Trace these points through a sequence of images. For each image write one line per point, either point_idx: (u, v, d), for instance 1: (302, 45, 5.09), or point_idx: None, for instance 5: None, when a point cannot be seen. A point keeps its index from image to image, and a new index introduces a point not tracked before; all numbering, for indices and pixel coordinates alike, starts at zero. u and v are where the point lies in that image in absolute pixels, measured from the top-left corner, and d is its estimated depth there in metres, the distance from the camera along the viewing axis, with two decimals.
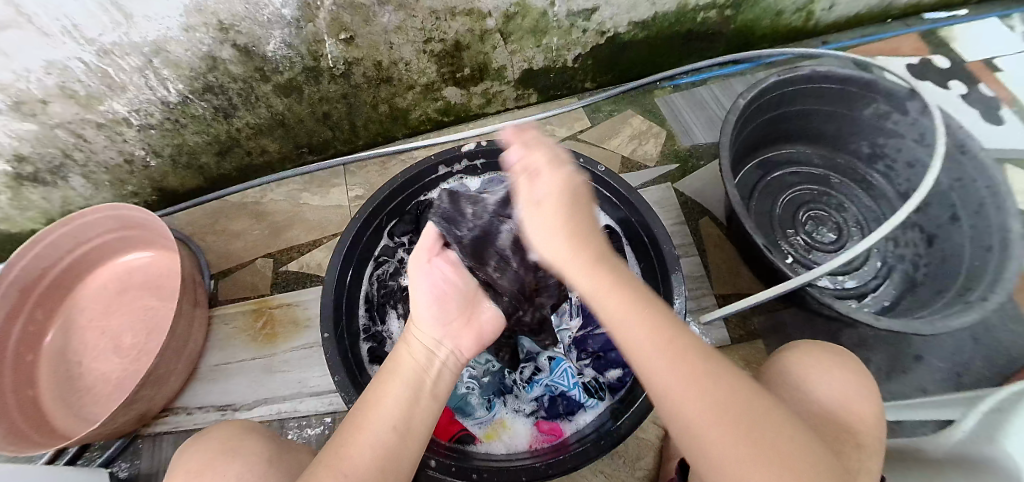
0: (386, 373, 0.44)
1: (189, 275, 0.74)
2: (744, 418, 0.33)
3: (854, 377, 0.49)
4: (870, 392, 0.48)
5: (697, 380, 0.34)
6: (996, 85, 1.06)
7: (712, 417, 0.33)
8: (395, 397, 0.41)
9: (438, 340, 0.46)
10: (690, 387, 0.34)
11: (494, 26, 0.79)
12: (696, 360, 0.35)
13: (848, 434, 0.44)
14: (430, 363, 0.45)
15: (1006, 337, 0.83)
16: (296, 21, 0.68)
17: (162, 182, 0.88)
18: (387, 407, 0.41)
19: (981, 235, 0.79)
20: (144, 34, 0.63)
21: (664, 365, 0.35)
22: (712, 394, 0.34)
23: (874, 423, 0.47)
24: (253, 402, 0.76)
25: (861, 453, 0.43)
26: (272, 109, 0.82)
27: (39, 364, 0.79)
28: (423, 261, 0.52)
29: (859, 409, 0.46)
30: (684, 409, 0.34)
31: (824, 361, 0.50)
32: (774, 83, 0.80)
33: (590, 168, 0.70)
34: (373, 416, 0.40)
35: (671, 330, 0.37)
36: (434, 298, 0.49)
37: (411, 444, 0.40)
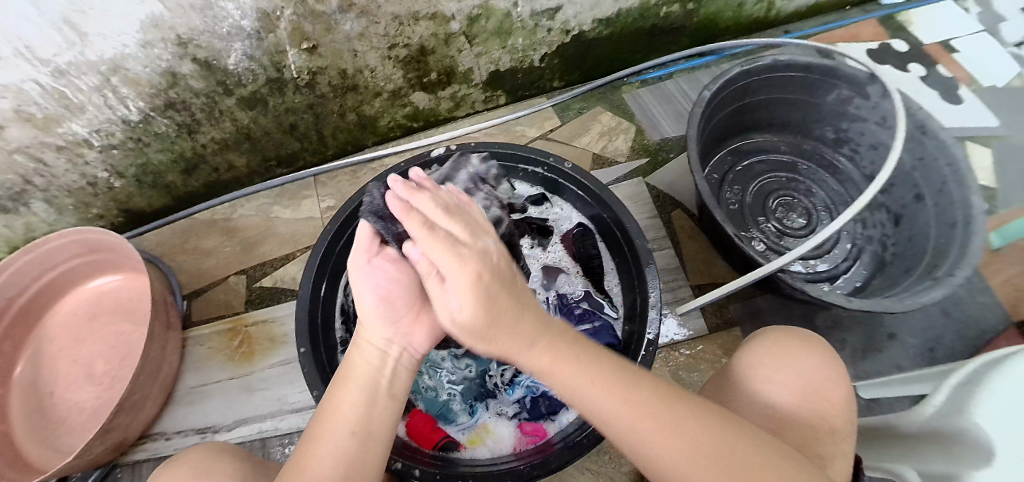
0: (340, 380, 0.45)
1: (161, 297, 0.73)
2: (728, 462, 0.35)
3: (821, 369, 0.48)
4: (838, 375, 0.48)
5: (672, 433, 0.36)
6: (953, 65, 1.10)
7: (692, 464, 0.35)
8: (352, 403, 0.42)
9: (390, 339, 0.46)
10: (667, 438, 0.36)
11: (457, 30, 0.78)
12: (661, 410, 0.37)
13: (823, 422, 0.45)
14: (383, 364, 0.45)
15: (974, 309, 0.86)
16: (257, 32, 0.67)
17: (128, 203, 0.86)
18: (344, 415, 0.42)
19: (945, 212, 0.81)
20: (101, 52, 0.61)
21: (629, 423, 0.37)
22: (690, 442, 0.36)
23: (842, 409, 0.47)
24: (233, 423, 0.75)
25: (832, 438, 0.45)
26: (236, 122, 0.80)
27: (10, 398, 0.77)
28: (362, 263, 0.48)
29: (816, 410, 0.46)
30: (665, 458, 0.36)
31: (773, 367, 0.48)
32: (738, 74, 0.81)
33: (559, 167, 0.70)
34: (331, 424, 0.41)
35: (628, 382, 0.39)
36: (381, 299, 0.47)
37: (372, 447, 0.41)
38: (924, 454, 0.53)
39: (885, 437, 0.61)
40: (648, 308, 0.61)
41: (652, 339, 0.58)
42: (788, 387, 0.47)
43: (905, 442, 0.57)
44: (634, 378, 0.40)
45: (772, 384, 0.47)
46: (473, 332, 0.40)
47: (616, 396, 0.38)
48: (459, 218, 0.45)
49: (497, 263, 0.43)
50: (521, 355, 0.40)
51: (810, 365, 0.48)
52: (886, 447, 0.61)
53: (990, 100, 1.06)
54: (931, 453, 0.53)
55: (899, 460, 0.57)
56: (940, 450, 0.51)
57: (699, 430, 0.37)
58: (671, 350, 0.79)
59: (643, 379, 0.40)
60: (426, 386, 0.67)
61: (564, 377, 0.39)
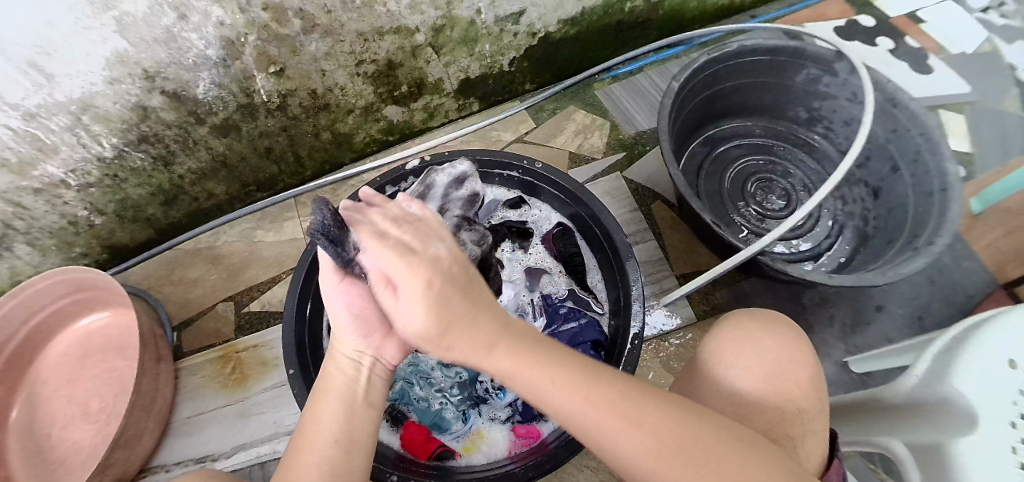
0: (318, 393, 0.45)
1: (149, 330, 0.73)
2: (682, 450, 0.35)
3: (780, 351, 0.48)
4: (801, 353, 0.49)
5: (628, 420, 0.37)
6: (920, 36, 1.11)
7: (649, 455, 0.36)
8: (331, 414, 0.42)
9: (360, 352, 0.46)
10: (626, 429, 0.36)
11: (424, 41, 0.79)
12: (615, 402, 0.38)
13: (787, 402, 0.46)
14: (359, 373, 0.45)
15: (959, 275, 0.87)
16: (223, 60, 0.67)
17: (111, 239, 0.86)
18: (325, 423, 0.42)
19: (922, 181, 0.82)
20: (69, 92, 0.61)
21: (584, 415, 0.38)
22: (643, 435, 0.36)
23: (808, 388, 0.47)
24: (231, 449, 0.75)
25: (801, 418, 0.46)
26: (212, 150, 0.80)
27: (7, 443, 0.77)
28: (331, 281, 0.46)
29: (784, 388, 0.47)
30: (621, 451, 0.36)
31: (737, 353, 0.49)
32: (706, 62, 0.81)
33: (529, 167, 0.70)
34: (313, 436, 0.41)
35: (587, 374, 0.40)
36: (354, 318, 0.46)
37: (357, 451, 0.41)
38: (907, 425, 0.54)
39: (869, 408, 0.62)
40: (631, 302, 0.62)
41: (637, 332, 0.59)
42: (749, 372, 0.48)
43: (895, 415, 0.57)
44: (594, 374, 0.40)
45: (732, 370, 0.49)
46: (428, 341, 0.38)
47: (574, 394, 0.38)
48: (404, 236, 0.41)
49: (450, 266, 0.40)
50: (452, 339, 0.38)
51: (772, 348, 0.49)
52: (869, 419, 0.61)
53: (960, 67, 1.07)
54: (913, 424, 0.53)
55: (883, 431, 0.58)
56: (926, 422, 0.52)
57: (648, 413, 0.37)
58: (660, 341, 0.79)
59: (601, 372, 0.40)
60: (417, 397, 0.67)
61: (528, 378, 0.39)
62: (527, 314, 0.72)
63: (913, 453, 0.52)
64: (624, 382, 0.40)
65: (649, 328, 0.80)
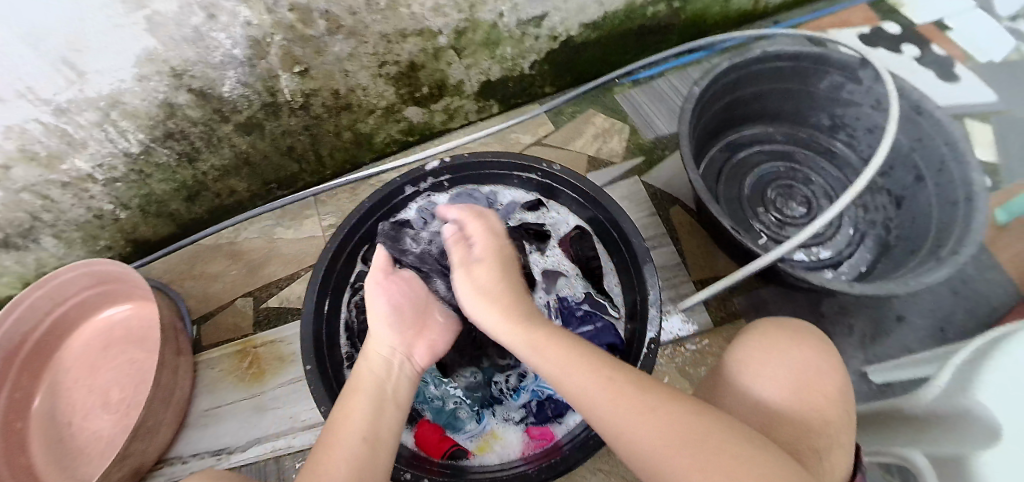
0: (349, 392, 0.48)
1: (170, 324, 0.74)
2: (689, 439, 0.36)
3: (813, 361, 0.48)
4: (828, 363, 0.48)
5: (638, 413, 0.38)
6: (948, 45, 1.09)
7: (656, 443, 0.36)
8: (362, 411, 0.45)
9: (390, 348, 0.52)
10: (634, 418, 0.38)
11: (446, 43, 0.79)
12: (638, 395, 0.40)
13: (815, 415, 0.45)
14: (388, 373, 0.50)
15: (985, 289, 0.85)
16: (248, 60, 0.68)
17: (135, 233, 0.88)
18: (355, 422, 0.44)
19: (947, 191, 0.80)
20: (99, 89, 0.63)
21: (605, 406, 0.40)
22: (655, 422, 0.37)
23: (834, 400, 0.46)
24: (247, 443, 0.76)
25: (829, 431, 0.44)
26: (235, 148, 0.82)
27: (30, 431, 0.78)
28: (376, 282, 0.56)
29: (810, 401, 0.46)
30: (633, 440, 0.37)
31: (764, 361, 0.49)
32: (728, 68, 0.81)
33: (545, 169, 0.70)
34: (344, 430, 0.43)
35: (612, 370, 0.42)
36: (392, 312, 0.55)
37: (382, 452, 0.43)
38: (928, 436, 0.54)
39: (890, 418, 0.62)
40: (648, 307, 0.61)
41: (654, 337, 0.59)
42: (777, 380, 0.47)
43: (915, 428, 0.56)
44: (618, 370, 0.43)
45: (761, 375, 0.48)
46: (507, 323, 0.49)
47: (598, 384, 0.41)
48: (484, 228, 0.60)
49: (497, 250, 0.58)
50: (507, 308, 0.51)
51: (800, 358, 0.48)
52: (890, 431, 0.61)
53: (988, 76, 1.05)
54: (934, 435, 0.53)
55: (904, 442, 0.57)
56: (945, 434, 0.51)
57: (661, 411, 0.38)
58: (676, 346, 0.79)
59: (631, 376, 0.42)
60: (433, 396, 0.68)
61: (562, 366, 0.44)
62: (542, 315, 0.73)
63: (931, 464, 0.51)
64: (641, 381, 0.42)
65: (665, 333, 0.79)
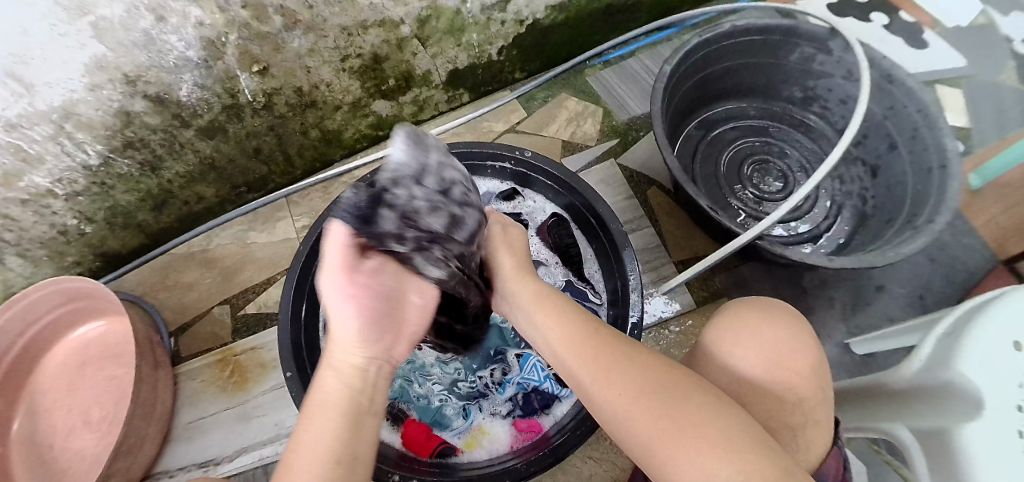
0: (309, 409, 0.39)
1: (145, 338, 0.72)
2: (660, 398, 0.37)
3: (785, 338, 0.48)
4: (804, 340, 0.48)
5: (612, 374, 0.40)
6: (915, 10, 1.09)
7: (624, 402, 0.38)
8: (331, 426, 0.37)
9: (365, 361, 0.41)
10: (607, 374, 0.40)
11: (409, 33, 0.77)
12: (627, 362, 0.41)
13: (788, 395, 0.46)
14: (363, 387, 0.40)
15: (959, 252, 0.86)
16: (204, 61, 0.65)
17: (103, 247, 0.85)
18: (321, 439, 0.36)
19: (920, 159, 0.81)
20: (49, 100, 0.60)
21: (576, 363, 0.43)
22: (628, 381, 0.39)
23: (809, 376, 0.46)
24: (233, 453, 0.75)
25: (803, 408, 0.45)
26: (199, 153, 0.79)
27: (10, 456, 0.76)
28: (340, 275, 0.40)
29: (783, 381, 0.46)
30: (604, 398, 0.40)
31: (731, 346, 0.49)
32: (698, 44, 0.80)
33: (516, 154, 0.69)
34: (306, 451, 0.36)
35: (592, 332, 0.44)
36: (366, 323, 0.41)
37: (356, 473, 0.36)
38: (912, 410, 0.54)
39: (873, 394, 0.62)
40: (629, 292, 0.61)
41: (636, 322, 0.58)
42: (750, 360, 0.47)
43: (900, 400, 0.56)
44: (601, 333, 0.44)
45: (731, 359, 0.48)
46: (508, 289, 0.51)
47: (574, 348, 0.43)
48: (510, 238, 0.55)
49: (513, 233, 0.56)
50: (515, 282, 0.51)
51: (770, 336, 0.48)
52: (873, 405, 0.61)
53: (956, 40, 1.05)
54: (918, 409, 0.53)
55: (889, 418, 0.57)
56: (929, 404, 0.51)
57: (635, 370, 0.40)
58: (660, 329, 0.79)
59: (608, 334, 0.44)
60: (418, 394, 0.67)
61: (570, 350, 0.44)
62: None
63: (918, 440, 0.51)
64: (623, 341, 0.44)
65: (648, 315, 0.79)
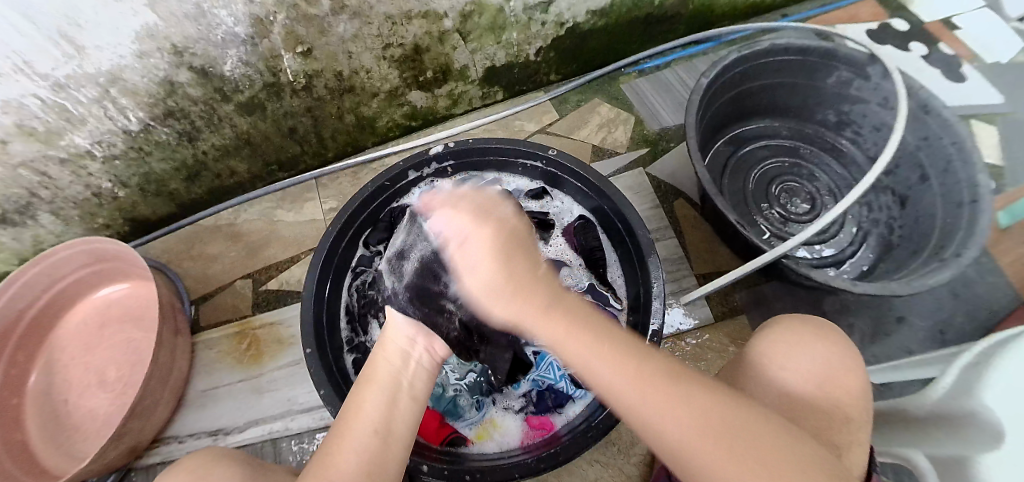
0: (363, 382, 0.45)
1: (168, 303, 0.73)
2: (725, 432, 0.33)
3: (835, 358, 0.48)
4: (853, 365, 0.48)
5: (668, 398, 0.35)
6: (956, 43, 1.08)
7: (697, 437, 0.33)
8: (374, 402, 0.42)
9: (412, 339, 0.48)
10: (668, 408, 0.34)
11: (451, 27, 0.78)
12: (663, 380, 0.36)
13: (837, 411, 0.46)
14: (404, 366, 0.46)
15: (984, 290, 0.85)
16: (250, 38, 0.67)
17: (134, 212, 0.87)
18: (367, 413, 0.41)
19: (951, 192, 0.80)
20: (98, 64, 0.62)
21: (627, 391, 0.35)
22: (702, 419, 0.34)
23: (857, 397, 0.47)
24: (244, 424, 0.76)
25: (849, 426, 0.45)
26: (236, 128, 0.81)
27: (26, 407, 0.78)
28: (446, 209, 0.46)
29: (834, 396, 0.46)
30: (665, 430, 0.34)
31: (800, 341, 0.49)
32: (736, 60, 0.80)
33: (541, 153, 0.70)
34: (355, 422, 0.41)
35: (638, 358, 0.37)
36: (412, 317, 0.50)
37: (393, 446, 0.40)
38: (931, 437, 0.54)
39: (892, 419, 0.62)
40: (652, 299, 0.61)
41: (656, 329, 0.58)
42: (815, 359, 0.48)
43: (920, 428, 0.56)
44: (644, 355, 0.38)
45: (783, 369, 0.48)
46: (492, 293, 0.41)
47: (625, 373, 0.36)
48: (473, 200, 0.47)
49: (513, 229, 0.45)
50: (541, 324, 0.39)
51: (823, 354, 0.48)
52: (893, 431, 0.61)
53: (994, 77, 1.04)
54: (936, 436, 0.53)
55: (906, 443, 0.58)
56: (948, 432, 0.51)
57: (697, 397, 0.35)
58: (676, 340, 0.79)
59: (676, 370, 0.37)
60: (434, 382, 0.67)
61: (608, 365, 0.36)
62: None
63: (936, 466, 0.51)
64: (672, 370, 0.37)
65: (666, 326, 0.80)
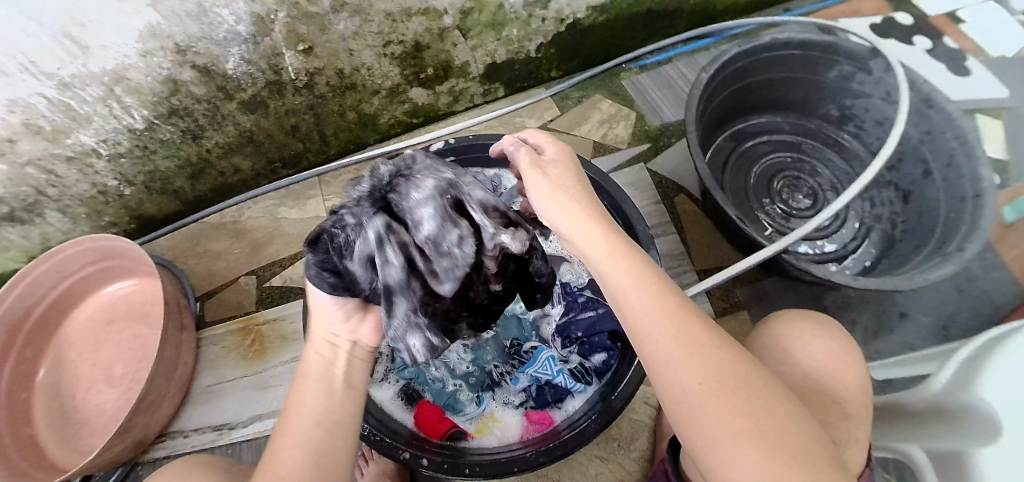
0: (297, 377, 0.45)
1: (173, 299, 0.74)
2: (740, 391, 0.33)
3: (837, 353, 0.49)
4: (853, 357, 0.49)
5: (697, 347, 0.35)
6: (961, 37, 1.07)
7: (707, 389, 0.33)
8: (312, 395, 0.42)
9: (334, 331, 0.47)
10: (689, 351, 0.35)
11: (451, 24, 0.78)
12: (699, 331, 0.36)
13: (836, 406, 0.46)
14: (336, 355, 0.46)
15: (988, 285, 0.84)
16: (252, 36, 0.67)
17: (139, 210, 0.88)
18: (307, 406, 0.42)
19: (954, 187, 0.80)
20: (102, 63, 0.62)
21: (659, 337, 0.36)
22: (719, 373, 0.33)
23: (856, 394, 0.47)
24: (248, 419, 0.77)
25: (849, 423, 0.45)
26: (238, 126, 0.81)
27: (35, 402, 0.79)
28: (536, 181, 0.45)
29: (833, 391, 0.47)
30: (678, 379, 0.34)
31: (806, 333, 0.50)
32: (737, 54, 0.80)
33: None
34: (295, 417, 0.41)
35: (681, 307, 0.38)
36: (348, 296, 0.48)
37: (340, 433, 0.41)
38: (929, 432, 0.54)
39: (890, 414, 0.62)
40: None
41: None
42: (820, 353, 0.48)
43: (918, 422, 0.56)
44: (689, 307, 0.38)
45: (785, 366, 0.49)
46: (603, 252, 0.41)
47: (661, 315, 0.37)
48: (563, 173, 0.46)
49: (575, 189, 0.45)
50: (612, 259, 0.40)
51: (826, 350, 0.49)
52: (891, 425, 0.61)
53: (1000, 70, 1.03)
54: (935, 431, 0.53)
55: (905, 437, 0.58)
56: (945, 426, 0.52)
57: (724, 358, 0.34)
58: None
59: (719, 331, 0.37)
60: (434, 378, 0.69)
61: (647, 306, 0.38)
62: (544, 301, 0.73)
63: (933, 460, 0.51)
64: (715, 330, 0.37)
65: None
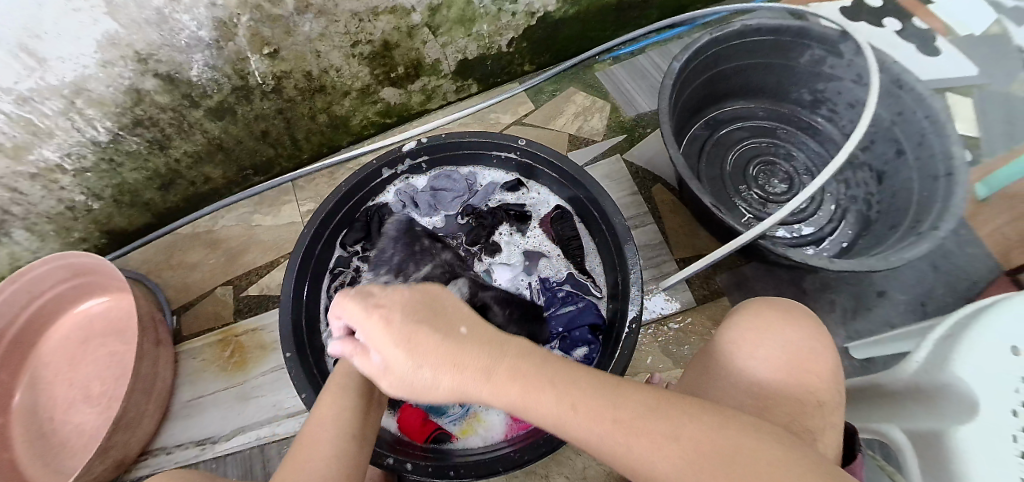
0: (331, 388, 0.47)
1: (148, 314, 0.72)
2: (715, 462, 0.31)
3: (807, 340, 0.48)
4: (824, 342, 0.49)
5: (651, 440, 0.32)
6: (929, 17, 1.08)
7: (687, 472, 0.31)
8: (345, 407, 0.45)
9: None
10: (647, 447, 0.32)
11: (420, 21, 0.77)
12: (641, 417, 0.34)
13: (809, 396, 0.45)
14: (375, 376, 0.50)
15: (963, 261, 0.86)
16: (216, 41, 0.66)
17: (110, 224, 0.86)
18: (338, 418, 0.43)
19: (927, 165, 0.81)
20: (61, 76, 0.60)
21: (622, 445, 0.33)
22: (686, 453, 0.31)
23: (828, 380, 0.47)
24: (231, 432, 0.76)
25: (823, 412, 0.45)
26: (207, 133, 0.80)
27: (11, 426, 0.77)
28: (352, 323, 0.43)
29: (805, 382, 0.46)
30: (657, 471, 0.32)
31: (774, 323, 0.49)
32: (708, 42, 0.80)
33: (511, 144, 0.69)
34: (324, 427, 0.42)
35: (602, 395, 0.35)
36: None
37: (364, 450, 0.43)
38: (908, 412, 0.54)
39: (871, 395, 0.62)
40: (629, 286, 0.60)
41: (633, 316, 0.58)
42: (790, 341, 0.48)
43: (897, 401, 0.56)
44: (610, 392, 0.36)
45: (748, 361, 0.48)
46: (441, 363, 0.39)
47: (596, 421, 0.34)
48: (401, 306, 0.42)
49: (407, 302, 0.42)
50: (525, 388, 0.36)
51: (795, 336, 0.48)
52: (872, 407, 0.61)
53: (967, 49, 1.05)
54: (915, 410, 0.53)
55: (886, 417, 0.57)
56: (923, 406, 0.52)
57: (684, 431, 0.33)
58: (659, 325, 0.80)
59: (652, 399, 0.35)
60: None
61: (585, 423, 0.34)
62: (524, 299, 0.73)
63: (912, 440, 0.52)
64: (644, 399, 0.35)
65: (648, 311, 0.80)
